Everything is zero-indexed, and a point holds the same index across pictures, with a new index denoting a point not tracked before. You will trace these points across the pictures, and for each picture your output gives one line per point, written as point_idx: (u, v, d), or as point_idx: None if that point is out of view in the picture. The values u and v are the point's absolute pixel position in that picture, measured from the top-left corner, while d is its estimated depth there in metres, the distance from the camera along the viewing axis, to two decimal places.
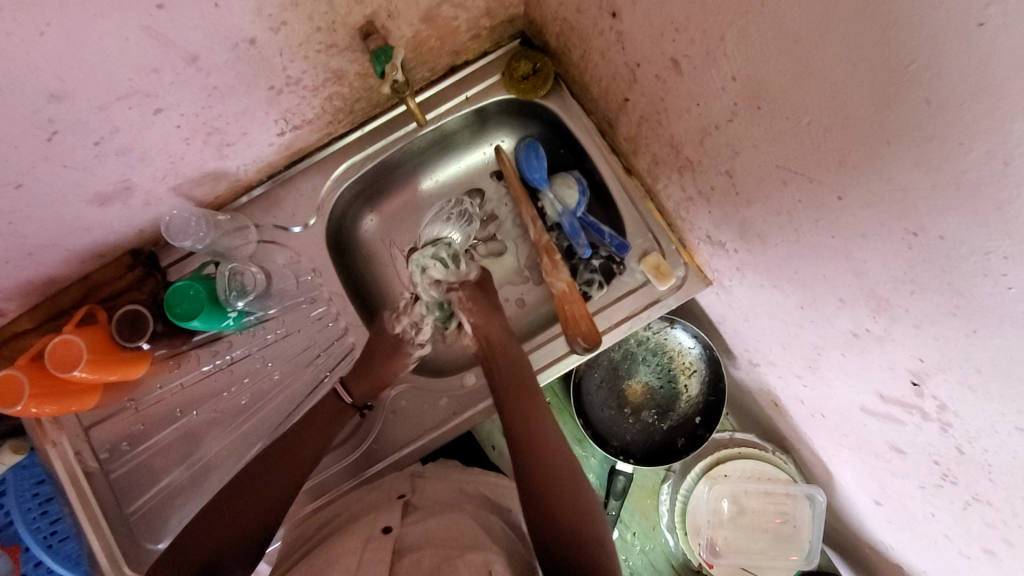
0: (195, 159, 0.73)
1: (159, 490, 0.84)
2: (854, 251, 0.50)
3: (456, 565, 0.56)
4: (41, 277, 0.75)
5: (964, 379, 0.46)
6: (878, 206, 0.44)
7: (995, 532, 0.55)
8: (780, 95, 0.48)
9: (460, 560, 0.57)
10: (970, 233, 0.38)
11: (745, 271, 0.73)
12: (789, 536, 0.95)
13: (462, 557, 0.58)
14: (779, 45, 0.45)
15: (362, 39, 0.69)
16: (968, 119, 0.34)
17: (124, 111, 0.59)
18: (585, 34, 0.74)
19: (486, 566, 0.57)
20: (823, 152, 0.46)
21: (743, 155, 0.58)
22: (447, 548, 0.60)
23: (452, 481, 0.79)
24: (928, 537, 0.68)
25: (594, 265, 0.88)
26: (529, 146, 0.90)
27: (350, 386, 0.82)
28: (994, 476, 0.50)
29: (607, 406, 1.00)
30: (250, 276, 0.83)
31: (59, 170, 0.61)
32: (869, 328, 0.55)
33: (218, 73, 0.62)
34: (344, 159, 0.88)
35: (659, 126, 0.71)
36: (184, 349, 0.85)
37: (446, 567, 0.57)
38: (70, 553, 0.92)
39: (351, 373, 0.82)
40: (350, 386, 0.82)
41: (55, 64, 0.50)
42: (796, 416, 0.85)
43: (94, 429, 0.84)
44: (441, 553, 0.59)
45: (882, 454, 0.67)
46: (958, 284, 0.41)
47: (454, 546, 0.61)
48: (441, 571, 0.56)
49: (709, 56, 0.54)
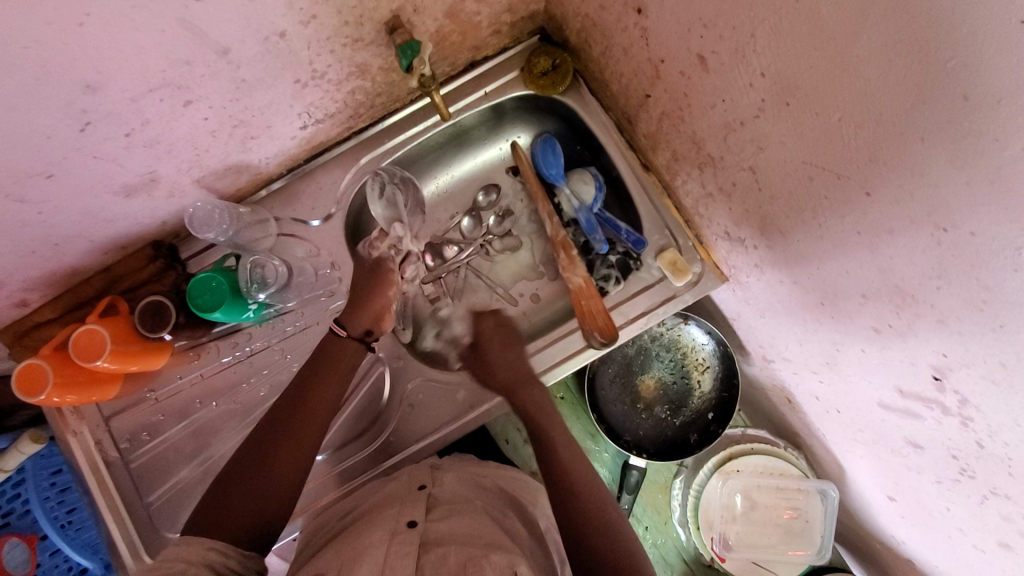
0: (220, 152, 0.74)
1: (177, 482, 0.84)
2: (881, 246, 0.50)
3: (483, 566, 0.57)
4: (65, 268, 0.76)
5: (989, 374, 0.47)
6: (907, 203, 0.45)
7: (1012, 526, 0.55)
8: (812, 91, 0.48)
9: (485, 562, 0.58)
10: (1002, 227, 0.38)
11: (763, 267, 0.74)
12: (801, 531, 0.96)
13: (487, 557, 0.59)
14: (812, 42, 0.45)
15: (388, 33, 0.70)
16: (1008, 114, 0.34)
17: (154, 102, 0.60)
18: (608, 29, 0.75)
19: (511, 568, 0.58)
20: (852, 148, 0.47)
21: (768, 150, 0.58)
22: (470, 547, 0.61)
23: (469, 474, 0.80)
24: (943, 532, 0.69)
25: (611, 260, 0.89)
26: (546, 142, 0.91)
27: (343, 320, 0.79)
28: (1015, 470, 0.51)
29: (620, 401, 1.00)
30: (272, 268, 0.84)
31: (89, 161, 0.62)
32: (892, 324, 0.55)
33: (247, 66, 0.63)
34: (363, 153, 0.89)
35: (681, 122, 0.71)
36: (204, 340, 0.86)
37: (472, 565, 0.58)
38: (87, 541, 0.95)
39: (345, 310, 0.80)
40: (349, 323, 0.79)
41: (92, 55, 0.51)
42: (810, 412, 0.86)
43: (114, 419, 0.85)
44: (467, 551, 0.60)
45: (900, 450, 0.68)
46: (987, 279, 0.42)
47: (478, 546, 0.62)
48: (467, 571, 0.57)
49: (738, 52, 0.54)
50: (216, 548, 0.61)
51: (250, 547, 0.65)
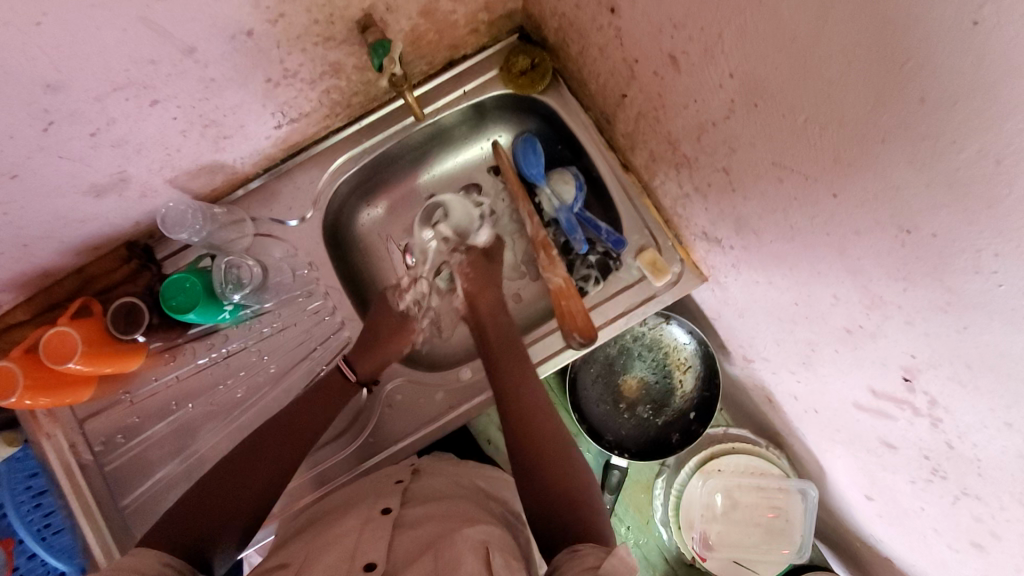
0: (192, 152, 0.73)
1: (154, 483, 0.83)
2: (849, 248, 0.50)
3: (454, 539, 0.57)
4: (37, 269, 0.75)
5: (954, 375, 0.47)
6: (872, 204, 0.44)
7: (983, 525, 0.56)
8: (777, 91, 0.48)
9: (457, 534, 0.58)
10: (963, 230, 0.38)
11: (740, 267, 0.74)
12: (781, 530, 0.96)
13: (460, 531, 0.58)
14: (776, 42, 0.45)
15: (361, 33, 0.69)
16: (963, 117, 0.34)
17: (120, 102, 0.59)
18: (584, 29, 0.74)
19: (484, 542, 0.57)
20: (818, 149, 0.47)
21: (739, 151, 0.58)
22: (445, 523, 0.61)
23: (446, 473, 0.78)
24: (918, 531, 0.69)
25: (590, 261, 0.89)
26: (526, 141, 0.91)
27: (355, 364, 0.82)
28: (983, 470, 0.51)
29: (602, 401, 1.00)
30: (247, 269, 0.83)
31: (54, 161, 0.61)
32: (862, 324, 0.55)
33: (214, 66, 0.62)
34: (341, 152, 0.88)
35: (657, 122, 0.71)
36: (179, 342, 0.85)
37: (444, 537, 0.58)
38: (64, 546, 0.91)
39: (356, 353, 0.82)
40: (358, 366, 0.82)
41: (51, 55, 0.50)
42: (789, 412, 0.86)
43: (89, 422, 0.83)
44: (439, 530, 0.60)
45: (874, 449, 0.68)
46: (949, 282, 0.42)
47: (453, 521, 0.62)
48: (439, 545, 0.57)
49: (707, 53, 0.54)
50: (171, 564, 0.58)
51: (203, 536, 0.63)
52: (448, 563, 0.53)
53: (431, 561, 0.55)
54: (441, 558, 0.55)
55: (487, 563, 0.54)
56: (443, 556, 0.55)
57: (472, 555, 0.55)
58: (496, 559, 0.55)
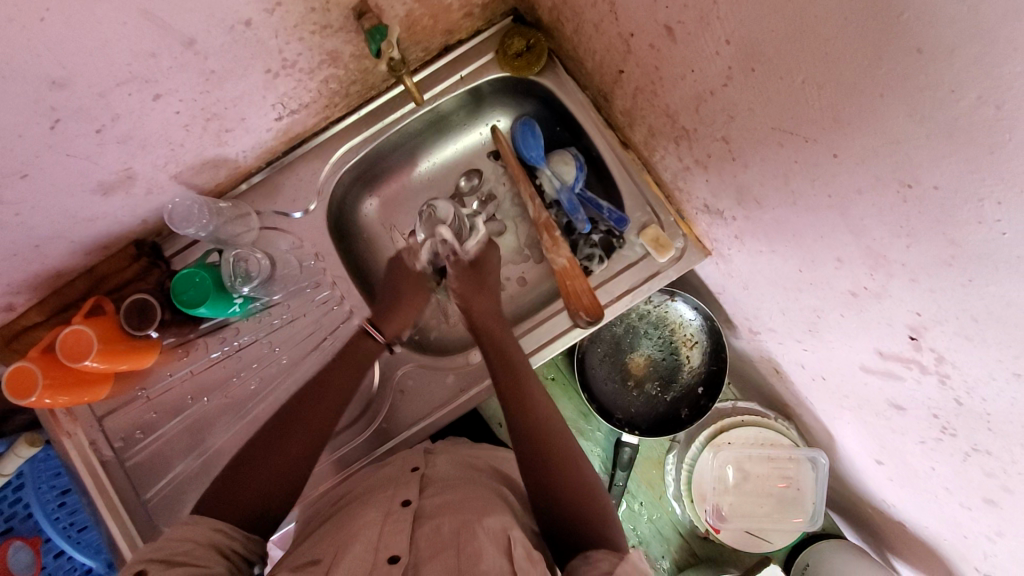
0: (195, 146, 0.74)
1: (175, 476, 0.84)
2: (851, 208, 0.51)
3: (476, 533, 0.58)
4: (50, 269, 0.76)
5: (961, 329, 0.48)
6: (873, 161, 0.45)
7: (995, 480, 0.56)
8: (774, 54, 0.48)
9: (479, 527, 0.59)
10: (964, 180, 0.39)
11: (743, 238, 0.74)
12: (793, 499, 0.97)
13: (480, 522, 0.60)
14: (771, 4, 0.45)
15: (356, 19, 0.70)
16: (960, 65, 0.35)
17: (123, 97, 0.60)
18: (579, 7, 0.75)
19: (505, 533, 0.59)
20: (816, 110, 0.47)
21: (738, 119, 0.59)
22: (463, 514, 0.62)
23: (460, 455, 0.79)
24: (930, 492, 0.70)
25: (594, 240, 0.88)
26: (525, 124, 0.91)
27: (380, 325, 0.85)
28: (993, 424, 0.51)
29: (610, 379, 1.01)
30: (255, 261, 0.84)
31: (64, 159, 0.62)
32: (867, 286, 0.56)
33: (215, 57, 0.63)
34: (341, 143, 0.89)
35: (655, 96, 0.71)
36: (191, 337, 0.86)
37: (466, 531, 0.58)
38: (91, 541, 0.94)
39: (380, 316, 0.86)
40: (383, 326, 0.85)
41: (55, 51, 0.51)
42: (797, 381, 0.86)
43: (107, 419, 0.85)
44: (459, 518, 0.61)
45: (883, 413, 0.69)
46: (953, 234, 0.42)
47: (470, 511, 0.63)
48: (461, 537, 0.58)
49: (703, 20, 0.54)
50: (220, 531, 0.59)
51: (247, 523, 0.63)
52: (470, 557, 0.55)
53: (454, 554, 0.56)
54: (465, 554, 0.55)
55: (509, 557, 0.56)
56: (466, 549, 0.56)
57: (494, 550, 0.56)
58: (517, 550, 0.57)
